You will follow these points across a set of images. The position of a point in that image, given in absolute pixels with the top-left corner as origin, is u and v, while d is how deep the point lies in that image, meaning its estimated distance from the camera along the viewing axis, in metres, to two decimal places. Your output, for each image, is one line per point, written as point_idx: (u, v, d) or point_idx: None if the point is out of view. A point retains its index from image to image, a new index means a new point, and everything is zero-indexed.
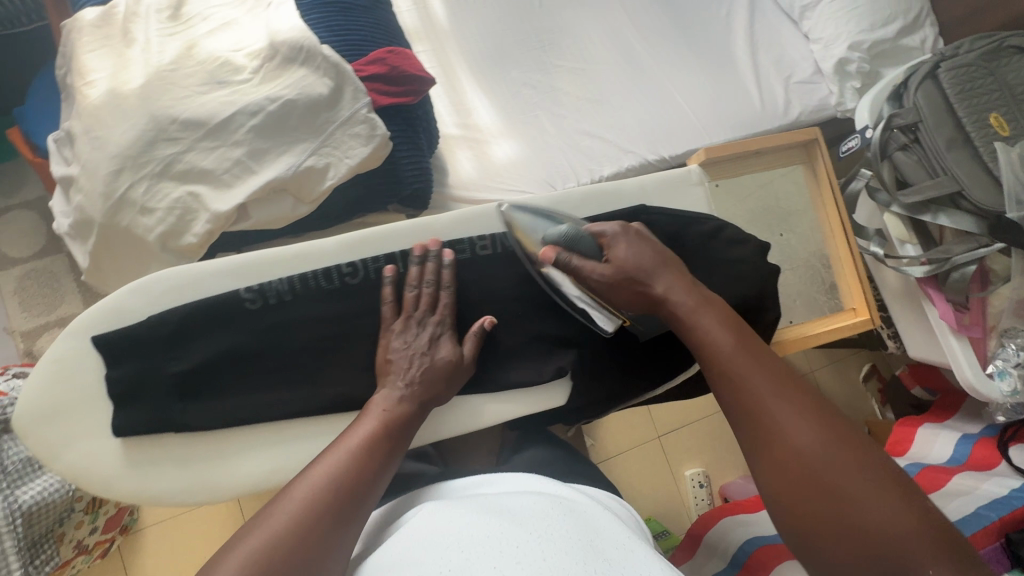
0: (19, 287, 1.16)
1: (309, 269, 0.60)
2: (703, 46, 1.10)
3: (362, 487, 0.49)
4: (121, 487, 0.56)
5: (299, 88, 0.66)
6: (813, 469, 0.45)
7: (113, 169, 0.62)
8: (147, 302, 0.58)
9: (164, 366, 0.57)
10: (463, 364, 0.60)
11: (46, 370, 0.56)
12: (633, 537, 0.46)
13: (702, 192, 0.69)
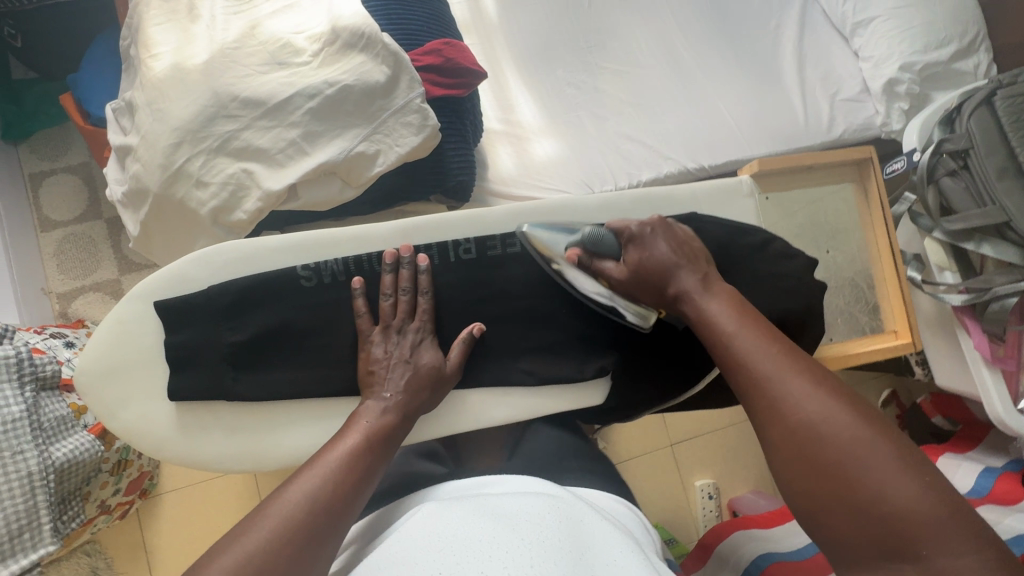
0: (59, 249, 1.19)
1: (364, 251, 0.61)
2: (751, 57, 1.09)
3: (343, 499, 0.48)
4: (172, 449, 0.58)
5: (357, 74, 0.66)
6: (824, 450, 0.41)
7: (174, 142, 0.64)
8: (207, 273, 0.59)
9: (219, 336, 0.58)
10: (447, 371, 0.60)
11: (107, 330, 0.58)
12: (628, 552, 0.43)
13: (751, 203, 0.69)
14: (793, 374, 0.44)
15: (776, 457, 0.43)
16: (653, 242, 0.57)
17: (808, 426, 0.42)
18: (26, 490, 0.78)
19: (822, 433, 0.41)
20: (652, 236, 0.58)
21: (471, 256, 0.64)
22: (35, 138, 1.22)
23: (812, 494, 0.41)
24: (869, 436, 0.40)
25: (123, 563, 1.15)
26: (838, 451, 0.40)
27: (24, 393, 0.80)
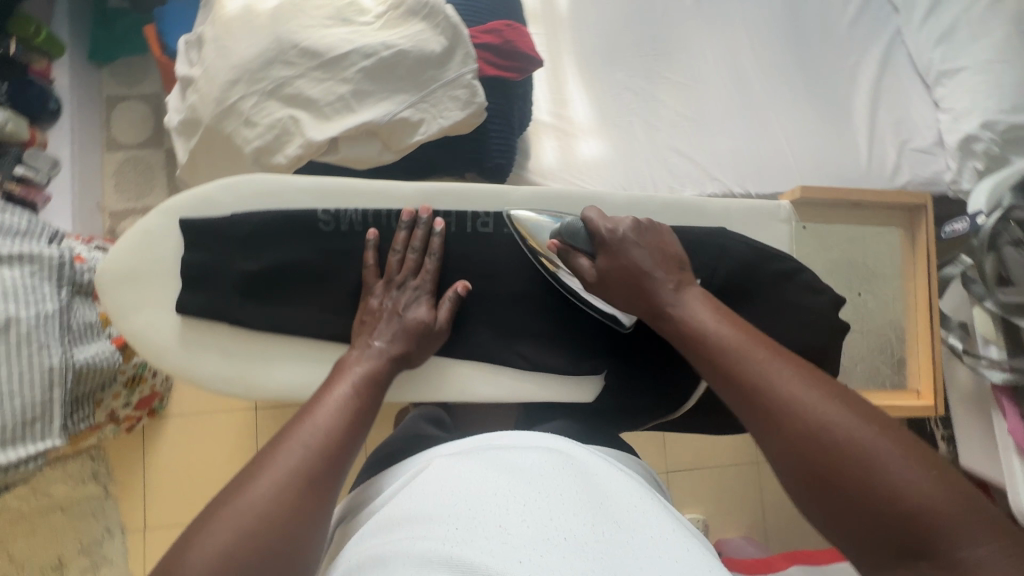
0: (119, 170, 1.26)
1: (384, 207, 0.63)
2: (822, 89, 1.04)
3: (346, 440, 0.48)
4: (169, 361, 0.60)
5: (414, 41, 0.67)
6: (830, 448, 0.40)
7: (232, 79, 0.66)
8: (231, 202, 0.61)
9: (234, 263, 0.60)
10: (435, 329, 0.60)
11: (134, 237, 0.60)
12: (648, 501, 0.46)
13: (786, 232, 0.66)
14: (789, 379, 0.43)
15: (785, 472, 0.42)
16: (628, 248, 0.55)
17: (812, 436, 0.41)
18: (46, 384, 0.83)
19: (826, 441, 0.40)
20: (633, 239, 0.56)
21: (488, 231, 0.65)
22: (118, 64, 1.30)
23: (827, 506, 0.40)
24: (875, 435, 0.39)
25: (121, 471, 1.21)
26: (843, 448, 0.40)
27: (60, 293, 0.86)
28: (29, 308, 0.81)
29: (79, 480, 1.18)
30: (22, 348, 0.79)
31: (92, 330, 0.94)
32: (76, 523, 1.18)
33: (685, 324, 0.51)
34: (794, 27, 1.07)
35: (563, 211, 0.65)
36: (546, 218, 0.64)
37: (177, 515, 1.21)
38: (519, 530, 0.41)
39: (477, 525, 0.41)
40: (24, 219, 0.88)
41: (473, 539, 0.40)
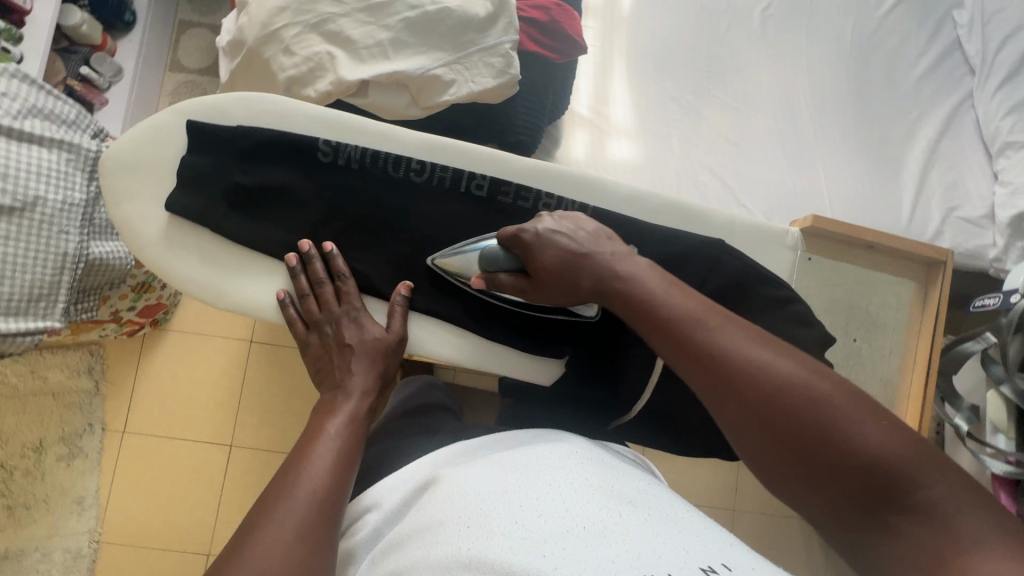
0: (176, 91, 1.32)
1: (384, 149, 0.66)
2: (876, 138, 1.00)
3: (342, 479, 0.51)
4: (150, 252, 0.63)
5: (460, 2, 0.69)
6: (788, 412, 0.44)
7: (280, 6, 0.68)
8: (242, 114, 0.65)
9: (230, 172, 0.64)
10: (392, 337, 0.64)
11: (142, 130, 0.64)
12: (657, 491, 0.49)
13: (788, 258, 0.65)
14: (742, 347, 0.47)
15: (749, 439, 0.46)
16: (551, 240, 0.58)
17: (770, 400, 0.44)
18: (57, 267, 0.87)
19: (787, 405, 0.44)
20: (550, 237, 0.58)
21: (481, 194, 0.66)
22: None
23: (792, 467, 0.44)
24: (824, 390, 0.44)
25: (114, 372, 1.25)
26: (802, 411, 0.43)
27: (89, 186, 0.91)
28: (57, 192, 0.86)
29: (74, 370, 1.24)
30: (42, 228, 0.85)
31: (113, 229, 0.97)
32: (63, 412, 1.23)
33: (633, 294, 0.53)
34: (859, 69, 1.02)
35: (556, 188, 0.66)
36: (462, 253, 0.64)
37: (157, 426, 1.24)
38: (536, 525, 0.42)
39: (491, 524, 0.42)
40: (74, 110, 0.93)
41: (488, 538, 0.41)
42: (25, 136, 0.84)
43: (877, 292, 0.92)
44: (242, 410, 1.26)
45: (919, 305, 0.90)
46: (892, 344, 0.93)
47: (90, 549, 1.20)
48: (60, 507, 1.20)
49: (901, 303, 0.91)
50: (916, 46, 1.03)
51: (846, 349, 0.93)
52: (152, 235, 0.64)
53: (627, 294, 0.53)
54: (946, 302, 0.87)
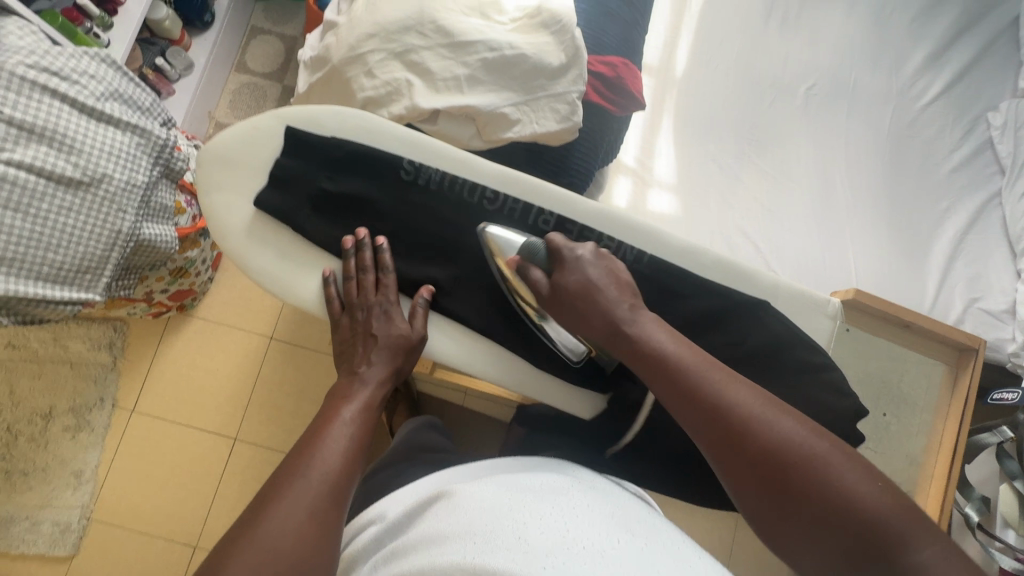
0: (239, 90, 1.38)
1: (461, 176, 0.71)
2: (905, 223, 1.03)
3: (348, 471, 0.54)
4: (232, 242, 0.70)
5: (537, 50, 0.73)
6: (781, 466, 0.47)
7: (369, 32, 0.73)
8: (338, 128, 0.73)
9: (318, 179, 0.72)
10: (414, 337, 0.68)
11: (244, 130, 0.72)
12: (661, 526, 0.49)
13: (827, 328, 0.67)
14: (742, 399, 0.51)
15: (746, 490, 0.49)
16: (582, 267, 0.63)
17: (767, 453, 0.48)
18: (109, 243, 0.90)
19: (783, 457, 0.47)
20: (584, 261, 0.63)
21: (546, 229, 0.70)
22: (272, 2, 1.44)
23: (789, 521, 0.46)
24: (816, 447, 0.47)
25: (133, 350, 1.27)
26: (796, 466, 0.47)
27: (153, 170, 0.94)
28: (123, 172, 0.89)
29: (96, 342, 1.25)
30: (104, 205, 0.88)
31: (164, 214, 1.01)
32: (77, 382, 1.24)
33: (646, 342, 0.58)
34: (894, 156, 1.07)
35: (619, 233, 0.69)
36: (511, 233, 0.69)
37: (166, 409, 1.25)
38: (537, 540, 0.43)
39: (497, 539, 0.43)
40: (150, 98, 0.97)
41: (493, 549, 0.42)
42: (102, 117, 0.88)
43: (911, 372, 0.92)
44: (251, 404, 1.27)
45: (949, 388, 0.90)
46: (918, 423, 0.91)
47: (79, 525, 1.19)
48: (57, 477, 1.20)
49: (932, 384, 0.91)
50: (949, 141, 1.08)
51: (874, 424, 0.92)
52: (235, 228, 0.71)
53: (637, 341, 0.58)
54: (976, 387, 0.88)
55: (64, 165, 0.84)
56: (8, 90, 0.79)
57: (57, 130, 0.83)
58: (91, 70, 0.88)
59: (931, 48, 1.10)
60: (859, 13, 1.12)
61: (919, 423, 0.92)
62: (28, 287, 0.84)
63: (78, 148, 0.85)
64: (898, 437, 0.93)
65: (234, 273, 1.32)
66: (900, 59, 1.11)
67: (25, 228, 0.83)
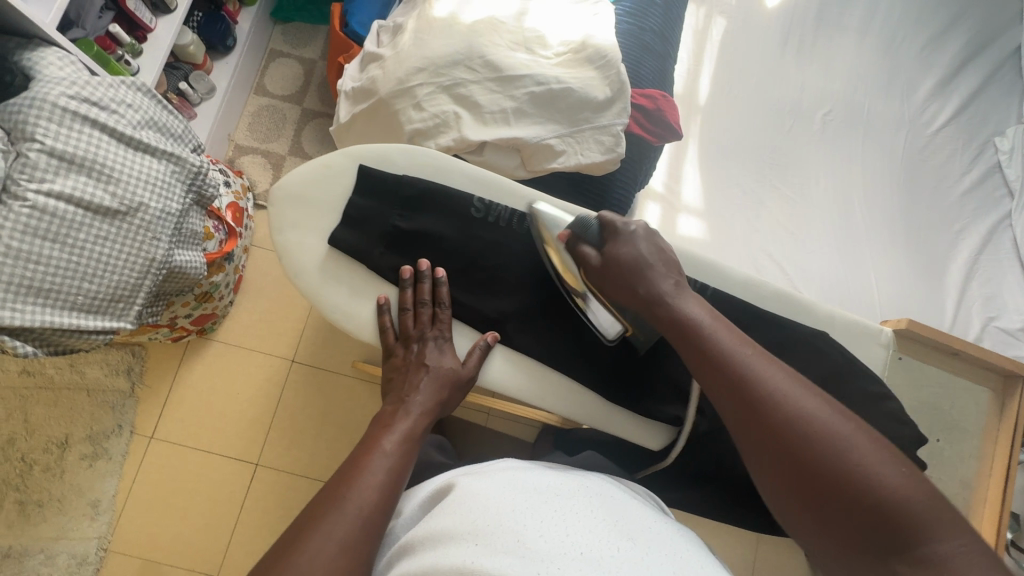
0: (258, 113, 1.38)
1: (530, 213, 0.73)
2: (921, 245, 1.07)
3: (388, 499, 0.53)
4: (305, 280, 0.71)
5: (583, 84, 0.75)
6: (803, 440, 0.47)
7: (418, 67, 0.74)
8: (406, 163, 0.74)
9: (391, 217, 0.73)
10: (465, 376, 0.69)
11: (316, 169, 0.73)
12: (661, 528, 0.51)
13: (881, 356, 0.69)
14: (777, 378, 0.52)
15: (763, 461, 0.50)
16: (635, 241, 0.65)
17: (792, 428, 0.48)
18: (143, 271, 0.89)
19: (807, 435, 0.47)
20: (635, 237, 0.66)
21: None
22: (290, 25, 1.45)
23: (800, 495, 0.47)
24: (845, 430, 0.47)
25: (151, 375, 1.25)
26: (820, 442, 0.47)
27: (186, 196, 0.95)
28: (158, 201, 0.89)
29: (114, 369, 1.23)
30: (140, 233, 0.87)
31: (193, 239, 1.00)
32: (94, 410, 1.21)
33: (684, 319, 0.59)
34: (908, 179, 1.11)
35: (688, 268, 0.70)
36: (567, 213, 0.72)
37: (186, 435, 1.23)
38: (538, 545, 0.45)
39: (497, 541, 0.45)
40: (182, 124, 0.97)
41: (492, 552, 0.44)
42: (141, 145, 0.88)
43: (958, 397, 0.96)
44: (273, 429, 1.25)
45: (995, 413, 0.95)
46: (970, 448, 0.95)
47: (96, 557, 1.16)
48: (72, 508, 1.17)
49: (980, 408, 0.96)
50: (959, 165, 1.12)
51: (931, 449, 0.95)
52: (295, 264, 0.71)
53: (674, 316, 0.60)
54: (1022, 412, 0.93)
55: (102, 195, 0.83)
56: (50, 121, 0.78)
57: (96, 160, 0.82)
58: (128, 100, 0.88)
59: (939, 75, 1.15)
60: (870, 43, 1.17)
61: (969, 448, 0.96)
62: (62, 316, 0.82)
63: (116, 177, 0.84)
64: (949, 462, 0.96)
65: (254, 296, 1.31)
66: (910, 86, 1.15)
67: (60, 258, 0.81)
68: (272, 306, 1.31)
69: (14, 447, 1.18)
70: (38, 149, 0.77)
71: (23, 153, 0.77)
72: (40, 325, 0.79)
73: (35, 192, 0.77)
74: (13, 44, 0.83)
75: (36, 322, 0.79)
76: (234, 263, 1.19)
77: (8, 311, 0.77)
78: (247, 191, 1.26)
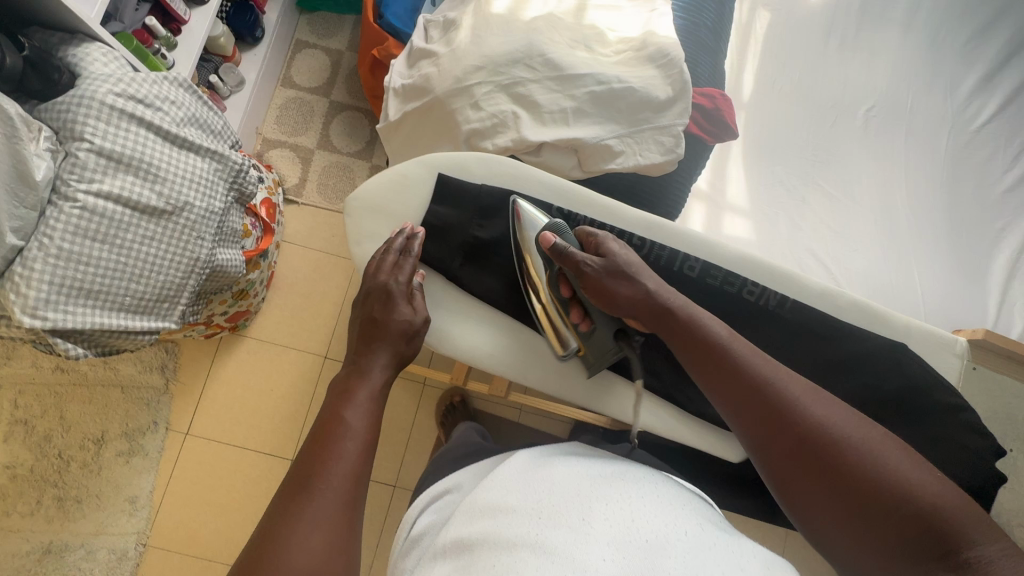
0: (285, 105, 1.36)
1: (607, 221, 0.72)
2: (965, 244, 1.06)
3: (361, 470, 0.51)
4: None
5: (644, 83, 0.73)
6: (835, 447, 0.50)
7: (476, 65, 0.73)
8: (482, 173, 0.75)
9: (470, 227, 0.75)
10: (415, 328, 0.67)
11: (395, 178, 0.76)
12: (694, 506, 0.53)
13: (956, 364, 0.69)
14: (798, 391, 0.54)
15: (803, 487, 0.51)
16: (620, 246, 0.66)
17: (825, 446, 0.50)
18: (187, 270, 0.88)
19: (840, 446, 0.50)
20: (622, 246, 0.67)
21: (692, 274, 0.71)
22: (316, 15, 1.42)
23: (843, 510, 0.49)
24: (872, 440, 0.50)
25: (184, 370, 1.25)
26: (851, 450, 0.50)
27: (227, 195, 0.94)
28: (202, 200, 0.88)
29: (147, 365, 1.23)
30: (184, 232, 0.86)
31: (233, 238, 0.99)
32: (129, 406, 1.21)
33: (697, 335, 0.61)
34: (949, 176, 1.10)
35: (772, 281, 0.70)
36: (643, 225, 0.72)
37: (220, 431, 1.24)
38: (601, 526, 0.47)
39: (562, 518, 0.48)
40: (221, 121, 0.96)
41: (555, 526, 0.47)
42: (183, 143, 0.86)
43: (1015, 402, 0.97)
44: (307, 426, 1.25)
45: None
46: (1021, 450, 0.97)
47: (136, 551, 1.17)
48: (111, 504, 1.18)
49: None
50: (1002, 162, 1.10)
51: None
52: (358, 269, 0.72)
53: (693, 334, 0.61)
54: None
55: (149, 195, 0.81)
56: (98, 119, 0.76)
57: (143, 159, 0.81)
58: (171, 96, 0.86)
59: (983, 70, 1.13)
60: (915, 36, 1.15)
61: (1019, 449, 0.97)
62: (112, 317, 0.82)
63: (162, 177, 0.83)
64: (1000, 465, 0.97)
65: (285, 292, 1.31)
66: (953, 81, 1.14)
67: (109, 258, 0.79)
68: (304, 301, 1.31)
69: (51, 443, 1.18)
70: (86, 148, 0.76)
71: (72, 152, 0.76)
72: (92, 327, 0.79)
73: (84, 193, 0.76)
74: (56, 39, 0.81)
75: (86, 324, 0.78)
76: (268, 260, 1.18)
77: (61, 313, 0.76)
78: (278, 185, 1.24)
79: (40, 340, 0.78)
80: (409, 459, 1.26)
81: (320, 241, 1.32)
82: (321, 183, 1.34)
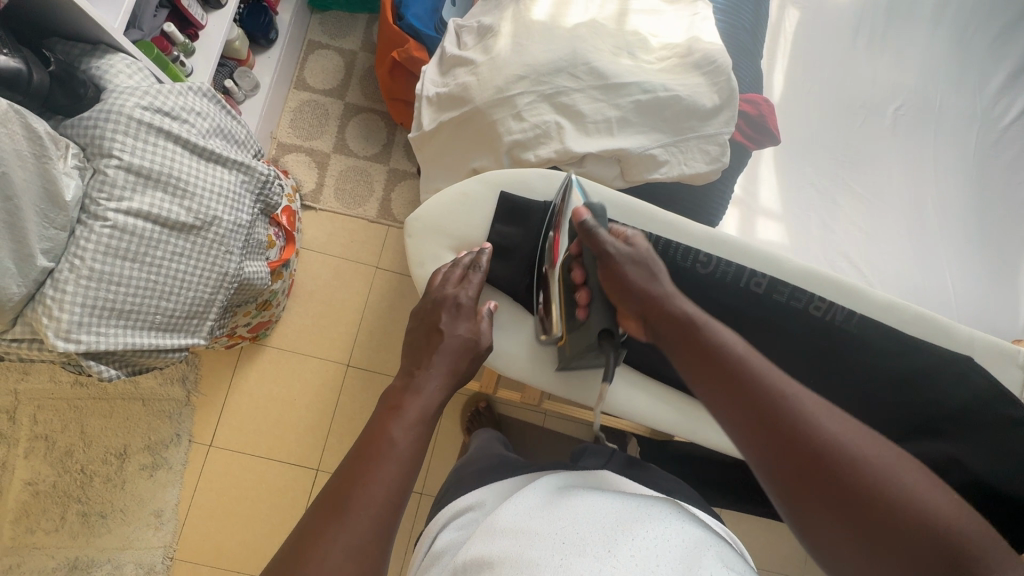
0: (299, 108, 1.33)
1: (671, 239, 0.73)
2: (996, 243, 1.05)
3: (401, 495, 0.48)
4: None
5: (690, 91, 0.71)
6: (839, 460, 0.43)
7: (518, 74, 0.71)
8: (545, 191, 0.74)
9: (533, 247, 0.73)
10: (478, 346, 0.63)
11: (453, 199, 0.75)
12: (722, 552, 0.52)
13: (1019, 375, 0.72)
14: (806, 399, 0.47)
15: (805, 507, 0.44)
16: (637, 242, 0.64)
17: (830, 467, 0.43)
18: (216, 285, 0.86)
19: (844, 462, 0.43)
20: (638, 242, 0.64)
21: (759, 291, 0.73)
22: (327, 14, 1.39)
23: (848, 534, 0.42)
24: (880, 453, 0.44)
25: (206, 382, 1.23)
26: (858, 466, 0.43)
27: (254, 207, 0.91)
28: (230, 213, 0.85)
29: (168, 377, 1.21)
30: (213, 247, 0.84)
31: (258, 249, 0.96)
32: (151, 419, 1.20)
33: (691, 333, 0.54)
34: (978, 176, 1.09)
35: (839, 295, 0.73)
36: (714, 243, 0.74)
37: (243, 443, 1.22)
38: (623, 562, 0.47)
39: (587, 551, 0.48)
40: (245, 131, 0.93)
41: (580, 555, 0.48)
42: (210, 154, 0.83)
43: None
44: (331, 435, 1.23)
45: None
46: None
47: (163, 565, 1.16)
48: (137, 518, 1.16)
49: None
50: None
51: None
52: None
53: (686, 332, 0.55)
54: None
55: (177, 210, 0.79)
56: (126, 134, 0.74)
57: (171, 173, 0.78)
58: (196, 107, 0.84)
59: (1011, 67, 1.12)
60: (943, 33, 1.13)
61: None
62: (143, 337, 0.79)
63: (190, 191, 0.80)
64: None
65: (305, 300, 1.28)
66: (981, 79, 1.13)
67: (138, 277, 0.77)
68: (325, 309, 1.28)
69: (73, 458, 1.17)
70: (115, 165, 0.74)
71: (100, 169, 0.73)
72: (124, 348, 0.77)
73: (113, 211, 0.73)
74: (79, 51, 0.79)
75: (118, 346, 0.76)
76: (290, 270, 1.16)
77: (93, 335, 0.73)
78: (296, 192, 1.21)
79: (71, 362, 0.76)
80: (436, 467, 1.25)
81: (339, 248, 1.30)
82: (339, 187, 1.32)
